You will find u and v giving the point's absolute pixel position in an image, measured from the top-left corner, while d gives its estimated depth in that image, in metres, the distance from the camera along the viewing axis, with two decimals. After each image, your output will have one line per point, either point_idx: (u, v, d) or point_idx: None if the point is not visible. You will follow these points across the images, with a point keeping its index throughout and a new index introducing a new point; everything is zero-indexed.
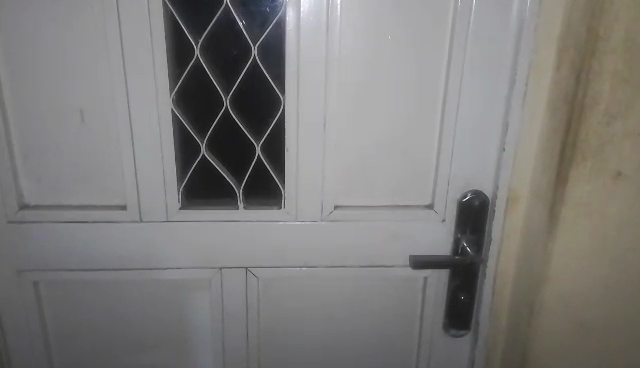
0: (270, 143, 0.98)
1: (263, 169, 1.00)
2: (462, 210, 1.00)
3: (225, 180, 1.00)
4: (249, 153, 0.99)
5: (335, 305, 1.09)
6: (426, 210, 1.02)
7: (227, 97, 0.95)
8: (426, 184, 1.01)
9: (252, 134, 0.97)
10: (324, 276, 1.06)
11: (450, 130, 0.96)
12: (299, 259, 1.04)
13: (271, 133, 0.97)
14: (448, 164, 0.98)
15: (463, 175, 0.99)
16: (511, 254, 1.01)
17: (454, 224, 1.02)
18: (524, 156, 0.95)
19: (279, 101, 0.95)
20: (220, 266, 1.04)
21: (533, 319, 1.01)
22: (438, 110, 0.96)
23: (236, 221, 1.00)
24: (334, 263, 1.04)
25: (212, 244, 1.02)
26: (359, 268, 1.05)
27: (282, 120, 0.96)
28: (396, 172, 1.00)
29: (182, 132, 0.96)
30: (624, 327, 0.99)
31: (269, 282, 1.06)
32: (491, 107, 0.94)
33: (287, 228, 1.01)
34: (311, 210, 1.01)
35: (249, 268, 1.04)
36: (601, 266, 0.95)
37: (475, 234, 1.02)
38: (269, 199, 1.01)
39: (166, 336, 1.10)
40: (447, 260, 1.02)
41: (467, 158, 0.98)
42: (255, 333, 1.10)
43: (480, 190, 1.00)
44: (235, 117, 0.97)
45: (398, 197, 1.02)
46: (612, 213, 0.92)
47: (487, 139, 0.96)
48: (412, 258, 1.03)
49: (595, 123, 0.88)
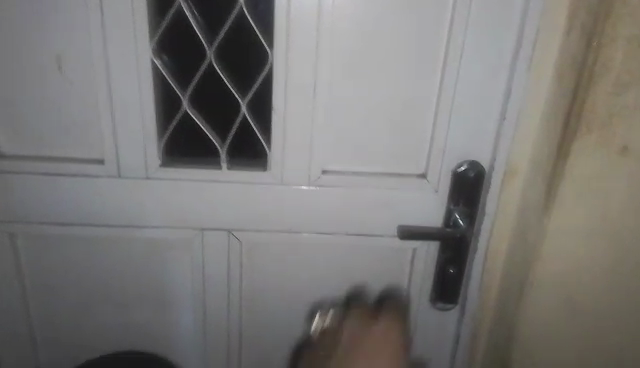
0: (256, 101, 0.92)
1: (248, 128, 0.94)
2: (456, 181, 0.96)
3: (208, 138, 0.95)
4: (234, 110, 0.93)
5: (319, 272, 1.06)
6: (418, 179, 0.98)
7: (211, 49, 0.89)
8: (421, 154, 0.96)
9: (237, 90, 0.91)
10: (309, 243, 1.02)
11: (448, 96, 0.90)
12: (283, 224, 1.00)
13: (258, 90, 0.91)
14: (444, 133, 0.93)
15: (460, 145, 0.94)
16: (505, 228, 0.98)
17: (447, 195, 0.98)
18: (526, 128, 0.90)
19: (268, 56, 0.88)
20: (201, 227, 1.00)
21: (523, 300, 0.97)
22: (437, 74, 0.90)
23: (219, 181, 0.96)
24: (319, 230, 1.00)
25: (193, 204, 0.98)
26: (345, 236, 1.01)
27: (270, 76, 0.90)
28: (389, 137, 0.95)
29: (164, 85, 0.91)
30: (621, 304, 0.95)
31: (252, 246, 1.03)
32: (494, 76, 0.88)
33: (273, 192, 0.97)
34: (298, 173, 0.96)
35: (232, 230, 1.00)
36: (597, 248, 0.91)
37: (468, 206, 0.97)
38: (254, 160, 0.96)
39: (145, 296, 1.08)
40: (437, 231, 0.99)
41: (464, 128, 0.93)
42: (237, 297, 1.07)
43: (477, 161, 0.95)
44: (219, 72, 0.90)
45: (390, 165, 0.97)
46: (614, 191, 0.86)
47: (488, 108, 0.91)
48: (401, 230, 0.99)
49: (605, 93, 0.80)
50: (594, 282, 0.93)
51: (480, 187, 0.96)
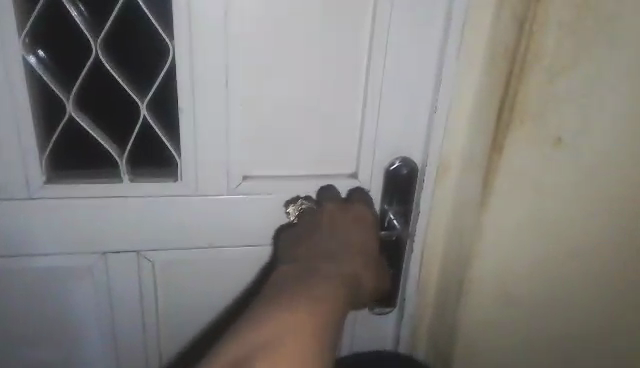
0: (159, 101, 0.79)
1: (151, 133, 0.81)
2: (389, 179, 0.90)
3: (103, 148, 0.80)
4: (132, 113, 0.79)
5: (245, 289, 0.96)
6: (349, 180, 0.90)
7: (97, 41, 0.74)
8: (349, 153, 0.88)
9: (135, 89, 0.78)
10: (232, 258, 0.92)
11: (375, 89, 0.83)
12: (202, 239, 0.89)
13: (160, 88, 0.78)
14: (373, 129, 0.86)
15: (391, 142, 0.87)
16: (441, 225, 0.94)
17: (380, 195, 0.92)
18: (459, 120, 0.85)
19: (169, 49, 0.75)
20: (104, 250, 0.87)
21: (461, 302, 0.91)
22: (362, 66, 0.82)
23: (121, 197, 0.83)
24: (244, 242, 0.91)
25: (92, 225, 0.84)
26: (273, 247, 0.92)
27: (173, 72, 0.77)
28: (314, 136, 0.86)
29: (43, 86, 0.76)
30: (559, 299, 0.92)
31: (167, 267, 0.90)
32: (422, 66, 0.82)
33: (187, 204, 0.85)
34: (214, 182, 0.85)
35: (141, 251, 0.88)
36: (534, 246, 0.87)
37: (402, 205, 0.92)
38: (162, 170, 0.84)
39: (41, 333, 0.93)
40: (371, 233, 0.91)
41: (393, 123, 0.86)
42: (153, 323, 0.95)
43: (410, 158, 0.89)
44: (110, 69, 0.76)
45: (317, 167, 0.89)
46: (549, 184, 0.82)
47: (418, 100, 0.84)
48: (323, 188, 0.89)
49: (538, 82, 0.74)
50: (532, 279, 0.90)
51: (413, 184, 0.90)
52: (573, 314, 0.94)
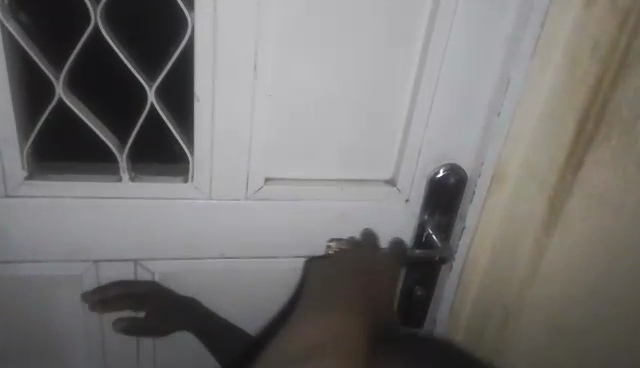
0: (169, 86, 0.65)
1: (158, 125, 0.67)
2: (433, 188, 0.76)
3: (98, 139, 0.66)
4: (136, 98, 0.65)
5: (255, 305, 0.83)
6: (386, 187, 0.77)
7: (97, 8, 0.59)
8: (389, 157, 0.75)
9: (142, 71, 0.64)
10: (245, 271, 0.79)
11: (429, 86, 0.69)
12: (212, 249, 0.76)
13: (171, 70, 0.64)
14: (421, 131, 0.72)
15: (439, 147, 0.74)
16: (486, 247, 0.79)
17: (419, 205, 0.78)
18: (525, 127, 0.70)
19: (187, 25, 0.61)
20: (94, 258, 0.73)
21: (510, 326, 0.83)
22: (416, 56, 0.68)
23: (118, 198, 0.69)
24: (259, 253, 0.78)
25: (82, 230, 0.70)
26: (293, 259, 0.80)
27: (189, 51, 0.63)
28: (350, 136, 0.73)
29: (26, 60, 0.61)
30: (620, 326, 0.83)
31: (167, 278, 0.77)
32: (486, 62, 0.68)
33: (197, 209, 0.72)
34: (231, 186, 0.71)
35: (139, 260, 0.75)
36: (597, 270, 0.78)
37: (445, 220, 0.78)
38: (167, 168, 0.70)
39: (17, 347, 0.80)
40: (440, 255, 0.79)
41: (444, 125, 0.72)
42: (148, 340, 0.82)
43: (458, 165, 0.75)
44: (112, 43, 0.62)
45: (350, 171, 0.75)
46: (622, 207, 0.73)
47: (475, 100, 0.70)
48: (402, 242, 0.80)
49: (631, 90, 0.66)
50: (587, 306, 0.81)
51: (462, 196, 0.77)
52: (624, 348, 0.85)
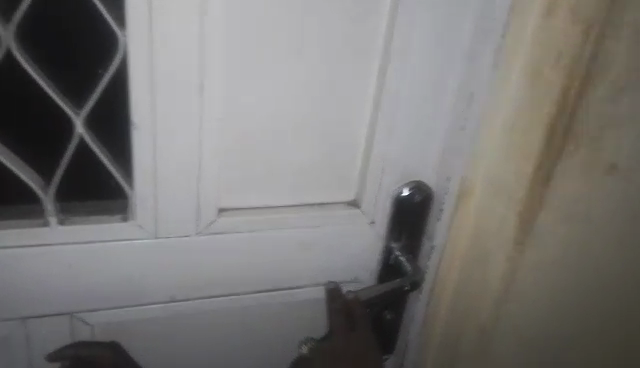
0: (102, 115, 0.57)
1: (91, 158, 0.59)
2: (398, 209, 0.72)
3: (18, 178, 0.57)
4: (64, 129, 0.57)
5: (214, 346, 0.76)
6: (349, 210, 0.72)
7: (9, 28, 0.51)
8: (350, 178, 0.70)
9: (67, 99, 0.56)
10: (201, 312, 0.72)
11: (391, 102, 0.65)
12: (162, 291, 0.68)
13: (103, 96, 0.56)
14: (383, 151, 0.68)
15: (403, 165, 0.70)
16: (455, 266, 0.75)
17: (385, 227, 0.74)
18: (490, 141, 0.66)
19: (119, 46, 0.53)
20: (21, 315, 0.63)
21: (486, 349, 0.78)
22: (374, 71, 0.64)
23: (45, 247, 0.59)
24: (215, 292, 0.70)
25: (6, 285, 0.60)
26: (253, 294, 0.73)
27: (123, 74, 0.55)
28: (309, 158, 0.67)
29: None
30: (592, 337, 0.81)
31: (111, 328, 0.68)
32: (445, 74, 0.66)
33: (141, 250, 0.63)
34: (179, 220, 0.64)
35: (77, 312, 0.65)
36: (569, 283, 0.75)
37: (412, 240, 0.75)
38: (104, 206, 0.61)
39: None
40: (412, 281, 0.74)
41: (407, 142, 0.69)
42: None
43: (423, 182, 0.72)
44: (29, 69, 0.53)
45: (310, 196, 0.70)
46: (591, 218, 0.71)
47: (436, 113, 0.68)
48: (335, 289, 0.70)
49: (598, 98, 0.62)
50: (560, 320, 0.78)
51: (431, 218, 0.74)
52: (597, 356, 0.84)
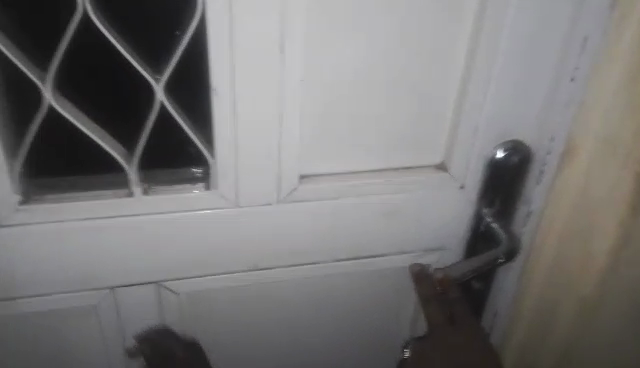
0: (181, 79, 0.54)
1: (172, 125, 0.57)
2: (492, 172, 0.66)
3: (101, 148, 0.56)
4: (143, 96, 0.55)
5: (295, 314, 0.74)
6: (437, 174, 0.66)
7: None
8: (439, 139, 0.65)
9: (146, 64, 0.53)
10: (282, 281, 0.70)
11: (488, 56, 0.58)
12: (243, 261, 0.66)
13: (182, 59, 0.53)
14: (478, 109, 0.61)
15: (499, 124, 0.63)
16: (556, 230, 0.69)
17: (477, 192, 0.68)
18: (604, 89, 0.59)
19: (197, 6, 0.50)
20: (110, 284, 0.64)
21: (588, 322, 0.72)
22: (471, 19, 0.57)
23: (130, 217, 0.59)
24: (297, 261, 0.68)
25: (94, 255, 0.61)
26: (334, 263, 0.70)
27: (202, 35, 0.52)
28: (395, 119, 0.62)
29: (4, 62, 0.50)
30: None
31: (194, 296, 0.68)
32: (553, 18, 0.57)
33: (223, 219, 0.62)
34: (260, 189, 0.61)
35: (161, 281, 0.65)
36: None
37: (507, 206, 0.68)
38: (185, 174, 0.60)
39: None
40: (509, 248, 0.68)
41: (505, 98, 0.61)
42: None
43: (520, 141, 0.65)
44: (107, 34, 0.51)
45: (396, 160, 0.65)
46: None
47: (540, 63, 0.60)
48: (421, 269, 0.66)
49: None
50: None
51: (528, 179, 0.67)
52: None
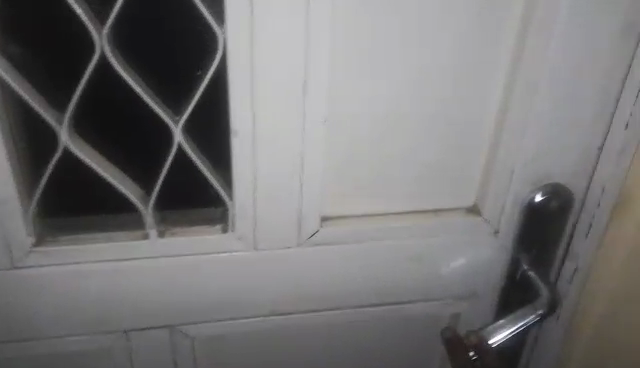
0: (199, 119, 0.52)
1: (189, 164, 0.55)
2: (529, 216, 0.61)
3: (117, 189, 0.55)
4: (161, 137, 0.53)
5: (315, 361, 0.70)
6: (470, 219, 0.61)
7: (103, 32, 0.47)
8: (471, 181, 0.61)
9: (165, 105, 0.52)
10: (303, 328, 0.66)
11: (525, 98, 0.54)
12: (261, 305, 0.63)
13: (201, 99, 0.51)
14: (513, 151, 0.57)
15: (538, 167, 0.58)
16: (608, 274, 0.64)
17: (512, 237, 0.63)
18: None
19: (217, 45, 0.48)
20: (123, 327, 0.62)
21: None
22: (506, 57, 0.54)
23: (145, 260, 0.57)
24: (318, 306, 0.65)
25: (108, 298, 0.58)
26: (357, 309, 0.66)
27: (221, 75, 0.50)
28: (424, 161, 0.58)
29: (21, 104, 0.49)
30: None
31: (210, 341, 0.65)
32: (597, 56, 0.53)
33: (241, 262, 0.59)
34: (280, 231, 0.58)
35: (176, 325, 0.63)
36: None
37: (544, 254, 0.63)
38: (203, 215, 0.58)
39: None
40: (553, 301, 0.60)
41: (545, 140, 0.57)
42: None
43: (560, 184, 0.60)
44: (125, 75, 0.49)
45: (424, 203, 0.61)
46: None
47: (582, 103, 0.55)
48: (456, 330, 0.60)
49: None
50: None
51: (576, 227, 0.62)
52: None
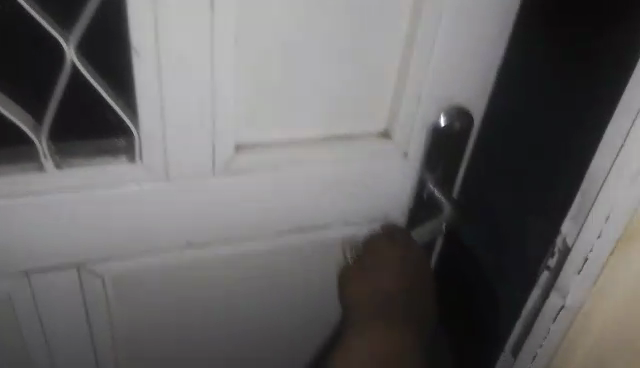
0: (95, 38, 0.48)
1: (87, 89, 0.51)
2: (436, 139, 0.64)
3: (5, 117, 0.50)
4: (51, 58, 0.48)
5: (236, 294, 0.71)
6: (383, 143, 0.63)
7: None
8: (382, 106, 0.62)
9: (53, 20, 0.46)
10: (219, 260, 0.66)
11: (430, 21, 0.55)
12: (176, 238, 0.62)
13: (95, 15, 0.46)
14: (421, 75, 0.59)
15: (443, 91, 0.61)
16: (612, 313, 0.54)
17: (421, 160, 0.66)
18: None
19: None
20: (25, 268, 0.59)
21: None
22: None
23: (42, 196, 0.53)
24: (235, 237, 0.65)
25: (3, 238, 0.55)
26: (275, 239, 0.67)
27: None
28: (335, 85, 0.58)
29: None
30: None
31: (122, 279, 0.64)
32: None
33: (151, 195, 0.57)
34: (194, 161, 0.56)
35: (83, 263, 0.60)
36: None
37: (448, 173, 0.68)
38: (106, 147, 0.54)
39: None
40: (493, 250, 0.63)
41: (450, 64, 0.59)
42: (108, 351, 0.70)
43: (463, 107, 0.63)
44: None
45: (336, 128, 0.61)
46: None
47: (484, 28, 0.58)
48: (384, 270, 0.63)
49: None
50: None
51: (567, 255, 0.55)
52: None
